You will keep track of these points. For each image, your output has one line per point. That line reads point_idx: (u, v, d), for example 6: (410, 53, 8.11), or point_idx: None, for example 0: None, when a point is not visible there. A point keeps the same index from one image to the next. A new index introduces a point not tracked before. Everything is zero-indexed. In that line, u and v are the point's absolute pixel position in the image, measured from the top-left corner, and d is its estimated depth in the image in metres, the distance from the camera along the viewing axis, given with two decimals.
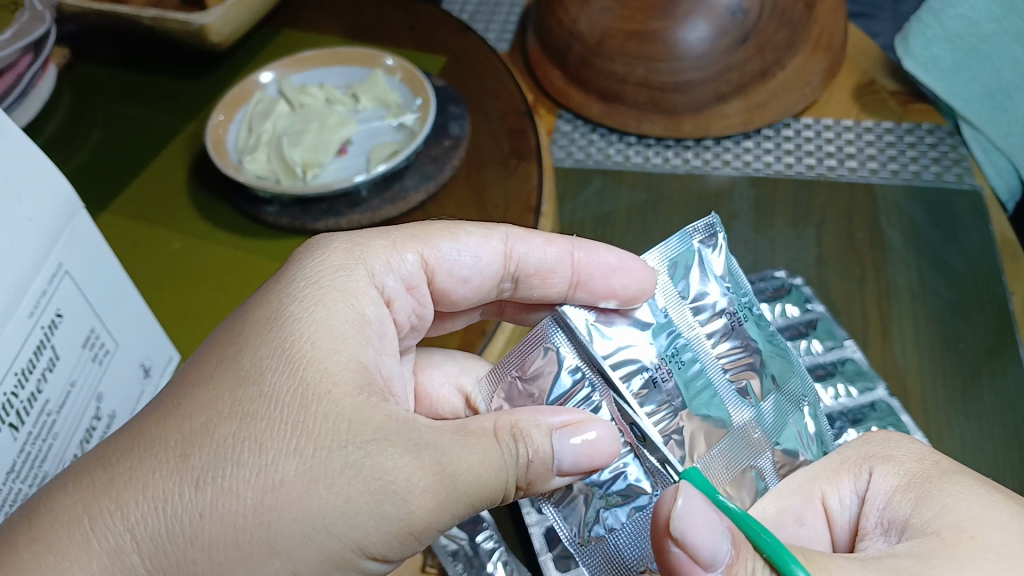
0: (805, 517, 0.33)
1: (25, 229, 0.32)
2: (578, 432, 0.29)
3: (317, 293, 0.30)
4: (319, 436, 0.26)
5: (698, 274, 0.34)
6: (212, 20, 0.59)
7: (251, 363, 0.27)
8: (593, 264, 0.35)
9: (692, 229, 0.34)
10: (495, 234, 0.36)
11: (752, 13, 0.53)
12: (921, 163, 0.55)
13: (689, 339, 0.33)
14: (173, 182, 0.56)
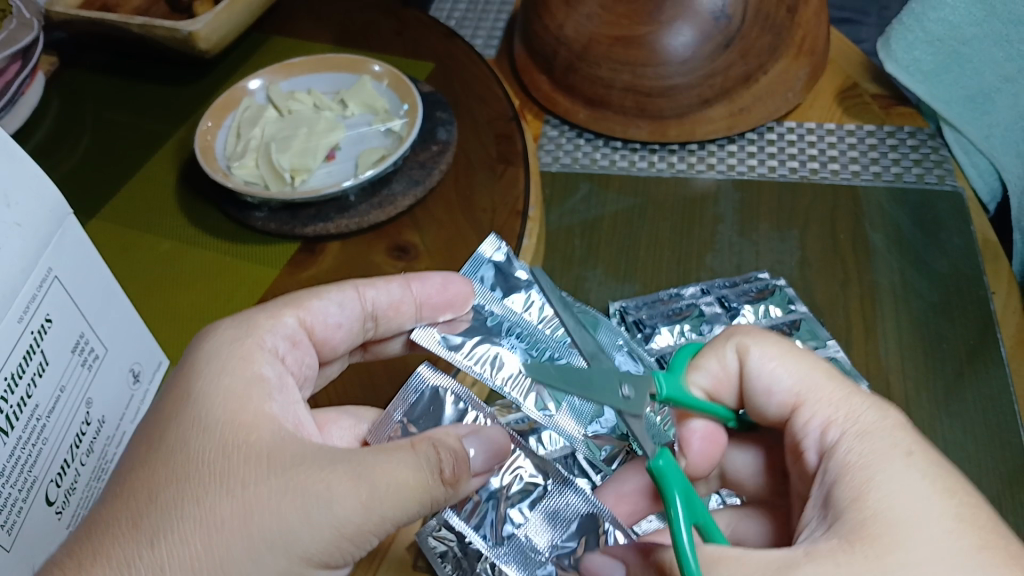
0: (777, 395, 0.32)
1: (14, 234, 0.32)
2: (472, 442, 0.32)
3: (223, 359, 0.32)
4: (242, 472, 0.29)
5: (501, 279, 0.39)
6: (200, 27, 0.60)
7: (187, 419, 0.30)
8: (425, 290, 0.37)
9: (478, 253, 0.39)
10: (353, 291, 0.38)
11: (735, 18, 0.53)
12: (904, 165, 0.56)
13: (506, 315, 0.38)
14: (162, 189, 0.56)
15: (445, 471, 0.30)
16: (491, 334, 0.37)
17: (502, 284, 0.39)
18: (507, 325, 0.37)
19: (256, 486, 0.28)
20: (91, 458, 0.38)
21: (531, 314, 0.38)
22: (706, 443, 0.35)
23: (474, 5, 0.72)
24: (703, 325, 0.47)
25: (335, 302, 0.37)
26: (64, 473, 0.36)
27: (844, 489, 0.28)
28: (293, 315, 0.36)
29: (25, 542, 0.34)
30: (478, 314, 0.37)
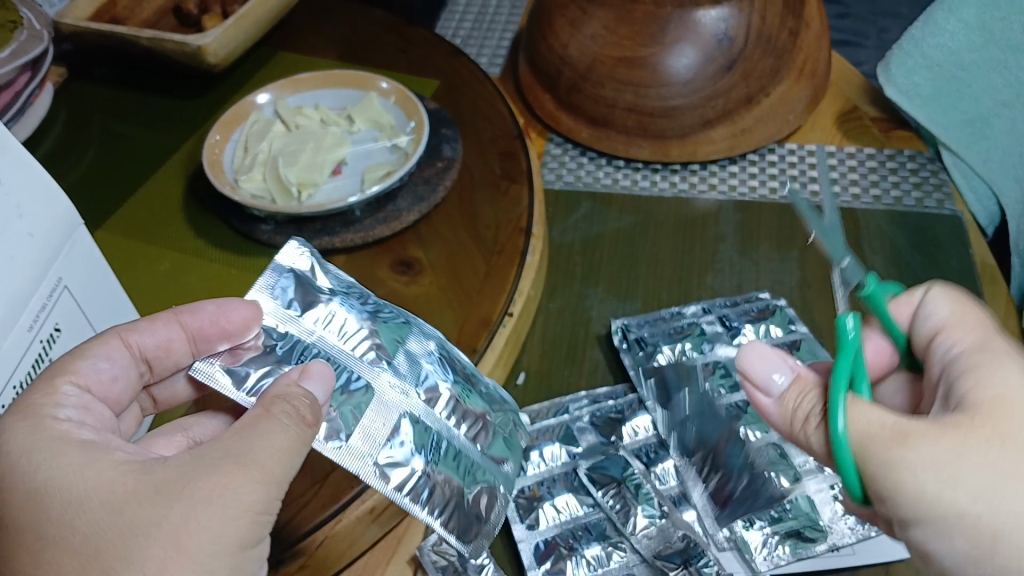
0: (927, 314, 0.31)
1: (26, 245, 0.32)
2: (308, 381, 0.32)
3: (37, 416, 0.30)
4: (167, 476, 0.28)
5: (281, 292, 0.36)
6: (209, 41, 0.60)
7: (51, 479, 0.28)
8: (197, 321, 0.34)
9: (278, 261, 0.37)
10: (164, 317, 0.34)
11: (737, 40, 0.54)
12: (903, 188, 0.57)
13: (368, 336, 0.36)
14: (167, 202, 0.57)
15: (306, 415, 0.30)
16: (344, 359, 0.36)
17: (352, 305, 0.37)
18: (363, 350, 0.36)
19: (182, 491, 0.27)
20: None
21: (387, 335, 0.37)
22: (880, 354, 0.34)
23: (479, 23, 0.73)
24: (704, 344, 0.48)
25: (157, 332, 0.34)
26: None
27: (962, 387, 0.27)
28: (87, 362, 0.33)
29: None
30: (327, 328, 0.36)
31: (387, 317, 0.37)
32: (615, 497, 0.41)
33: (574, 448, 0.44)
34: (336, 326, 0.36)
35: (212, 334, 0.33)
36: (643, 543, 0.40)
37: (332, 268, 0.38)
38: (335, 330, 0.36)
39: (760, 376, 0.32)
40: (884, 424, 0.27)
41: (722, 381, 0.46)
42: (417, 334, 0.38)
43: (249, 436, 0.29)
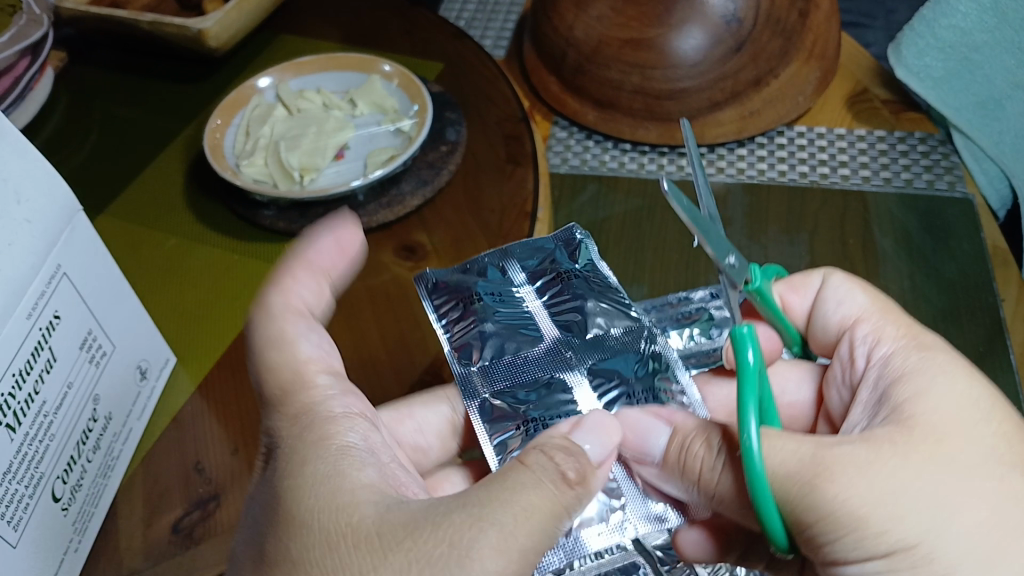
0: (835, 298, 0.36)
1: (22, 230, 0.32)
2: (584, 439, 0.30)
3: (300, 406, 0.30)
4: (393, 528, 0.27)
5: (510, 253, 0.42)
6: (210, 24, 0.60)
7: (313, 473, 0.29)
8: (330, 256, 0.33)
9: (559, 233, 0.43)
10: (325, 237, 0.33)
11: (747, 21, 0.53)
12: (914, 171, 0.56)
13: (576, 301, 0.39)
14: (169, 187, 0.56)
15: (568, 473, 0.28)
16: (553, 308, 0.40)
17: (571, 287, 0.40)
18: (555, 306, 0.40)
19: (405, 546, 0.26)
20: (97, 455, 0.38)
21: (596, 315, 0.39)
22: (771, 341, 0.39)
23: (483, 5, 0.72)
24: (713, 328, 0.47)
25: (325, 251, 0.33)
26: (70, 470, 0.36)
27: (898, 391, 0.30)
28: (291, 302, 0.32)
29: (31, 539, 0.34)
30: (551, 275, 0.41)
31: (625, 313, 0.39)
32: None
33: None
34: (565, 292, 0.40)
35: (346, 266, 0.34)
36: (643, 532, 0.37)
37: (595, 253, 0.42)
38: (553, 295, 0.40)
39: (637, 439, 0.32)
40: (797, 471, 0.27)
41: None
42: (643, 342, 0.38)
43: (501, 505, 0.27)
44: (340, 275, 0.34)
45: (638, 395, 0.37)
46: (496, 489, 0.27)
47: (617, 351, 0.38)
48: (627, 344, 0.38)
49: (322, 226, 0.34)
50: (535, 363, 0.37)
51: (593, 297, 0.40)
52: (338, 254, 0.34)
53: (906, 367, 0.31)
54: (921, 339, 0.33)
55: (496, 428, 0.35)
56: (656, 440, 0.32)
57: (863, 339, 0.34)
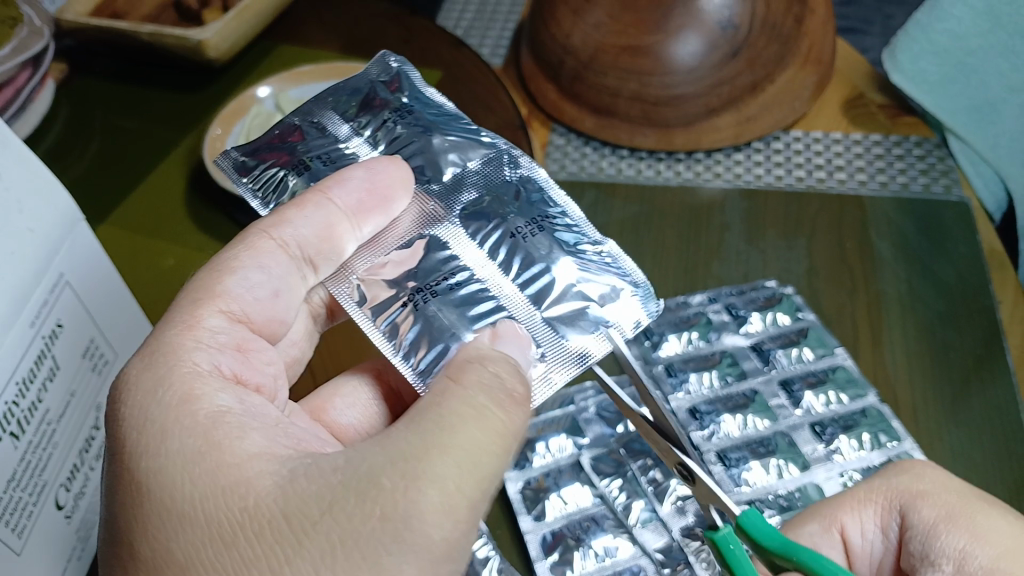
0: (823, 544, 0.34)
1: (26, 240, 0.32)
2: (500, 342, 0.30)
3: (161, 370, 0.28)
4: (303, 503, 0.25)
5: (326, 96, 0.37)
6: (210, 35, 0.60)
7: (175, 456, 0.27)
8: (350, 194, 0.32)
9: (374, 69, 0.38)
10: (313, 198, 0.32)
11: (743, 27, 0.54)
12: (909, 175, 0.56)
13: (418, 139, 0.35)
14: (170, 196, 0.57)
15: (508, 382, 0.28)
16: (394, 151, 0.35)
17: (406, 122, 0.36)
18: (405, 143, 0.35)
19: (325, 526, 0.25)
20: (101, 463, 0.38)
21: (448, 150, 0.35)
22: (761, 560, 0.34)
23: (481, 14, 0.73)
24: (711, 333, 0.48)
25: (309, 214, 0.32)
26: (73, 477, 0.36)
27: (944, 543, 0.31)
28: (232, 279, 0.31)
29: (35, 546, 0.34)
30: (383, 117, 0.36)
31: (474, 138, 0.36)
32: (621, 489, 0.41)
33: (581, 439, 0.43)
34: (405, 133, 0.35)
35: (369, 203, 0.32)
36: (646, 537, 0.39)
37: (414, 76, 0.38)
38: (396, 138, 0.35)
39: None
40: None
41: (728, 370, 0.46)
42: (503, 162, 0.35)
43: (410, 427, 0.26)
44: (310, 249, 0.32)
45: (520, 222, 0.33)
46: (420, 408, 0.27)
47: (483, 180, 0.34)
48: (491, 175, 0.35)
49: (323, 182, 0.33)
50: (403, 228, 0.34)
51: (434, 131, 0.35)
52: (322, 219, 0.32)
53: (936, 515, 0.31)
54: (899, 480, 0.33)
55: (377, 310, 0.32)
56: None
57: (870, 530, 0.34)
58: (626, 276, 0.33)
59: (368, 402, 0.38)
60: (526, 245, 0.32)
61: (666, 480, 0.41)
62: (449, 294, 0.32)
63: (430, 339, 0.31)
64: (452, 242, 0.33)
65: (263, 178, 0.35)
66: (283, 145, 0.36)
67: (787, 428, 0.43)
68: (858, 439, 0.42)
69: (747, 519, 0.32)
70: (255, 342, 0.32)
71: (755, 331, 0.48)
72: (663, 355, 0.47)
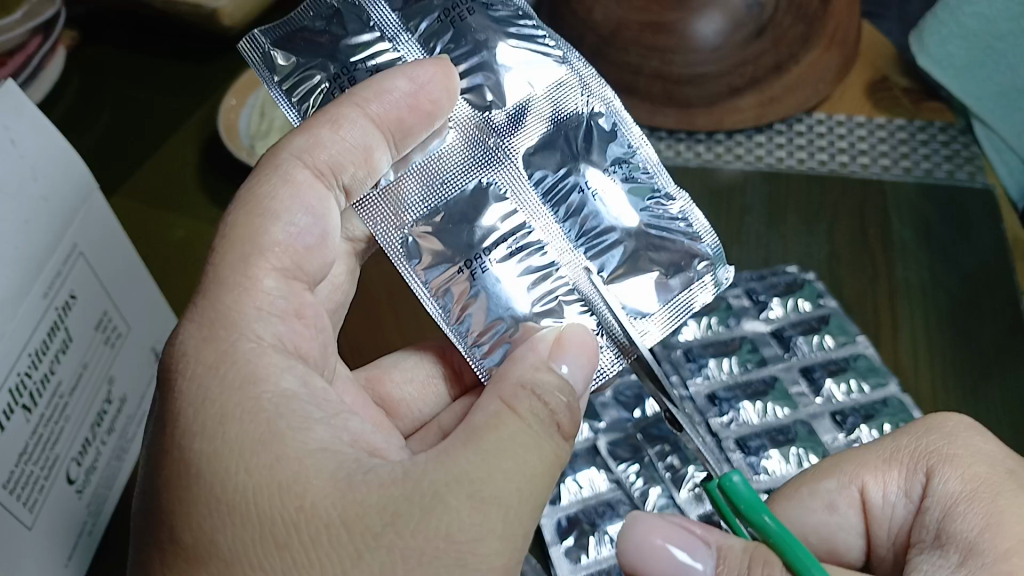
0: (839, 504, 0.32)
1: (39, 209, 0.31)
2: (561, 359, 0.28)
3: (221, 345, 0.26)
4: (366, 514, 0.24)
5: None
6: (225, 3, 0.59)
7: (232, 442, 0.25)
8: (392, 108, 0.30)
9: None
10: (349, 115, 0.30)
11: (767, 7, 0.53)
12: (934, 160, 0.55)
13: (476, 48, 0.32)
14: (182, 168, 0.56)
15: (561, 420, 0.27)
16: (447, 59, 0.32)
17: (465, 23, 0.32)
18: (464, 52, 0.32)
19: (387, 541, 0.23)
20: (113, 437, 0.38)
21: (511, 65, 0.32)
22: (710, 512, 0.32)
23: None
24: (730, 318, 0.47)
25: (349, 134, 0.30)
26: (85, 451, 0.36)
27: (959, 525, 0.28)
28: (276, 226, 0.29)
29: (47, 522, 0.33)
30: (437, 17, 0.33)
31: (544, 50, 0.33)
32: (638, 475, 0.40)
33: (597, 423, 0.43)
34: (464, 37, 0.32)
35: (414, 120, 0.30)
36: None
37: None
38: (452, 44, 0.32)
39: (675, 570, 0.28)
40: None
41: (747, 356, 0.45)
42: (573, 87, 0.33)
43: (474, 444, 0.25)
44: (348, 172, 0.30)
45: (589, 174, 0.32)
46: (479, 424, 0.25)
47: (550, 110, 0.32)
48: (559, 104, 0.32)
49: (360, 92, 0.30)
50: (460, 168, 0.32)
51: (498, 37, 0.32)
52: (361, 142, 0.30)
53: (961, 489, 0.29)
54: (935, 439, 0.31)
55: (433, 271, 0.31)
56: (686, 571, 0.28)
57: (895, 493, 0.31)
58: (692, 238, 0.33)
59: (428, 377, 0.38)
60: (595, 202, 0.32)
61: (684, 467, 0.40)
62: (509, 258, 0.32)
63: (489, 315, 0.31)
64: (512, 195, 0.32)
65: (297, 87, 0.33)
66: (319, 46, 0.32)
67: (807, 415, 0.43)
68: (879, 427, 0.41)
69: (732, 485, 0.29)
70: (312, 302, 0.29)
71: (777, 317, 0.47)
72: (682, 340, 0.46)
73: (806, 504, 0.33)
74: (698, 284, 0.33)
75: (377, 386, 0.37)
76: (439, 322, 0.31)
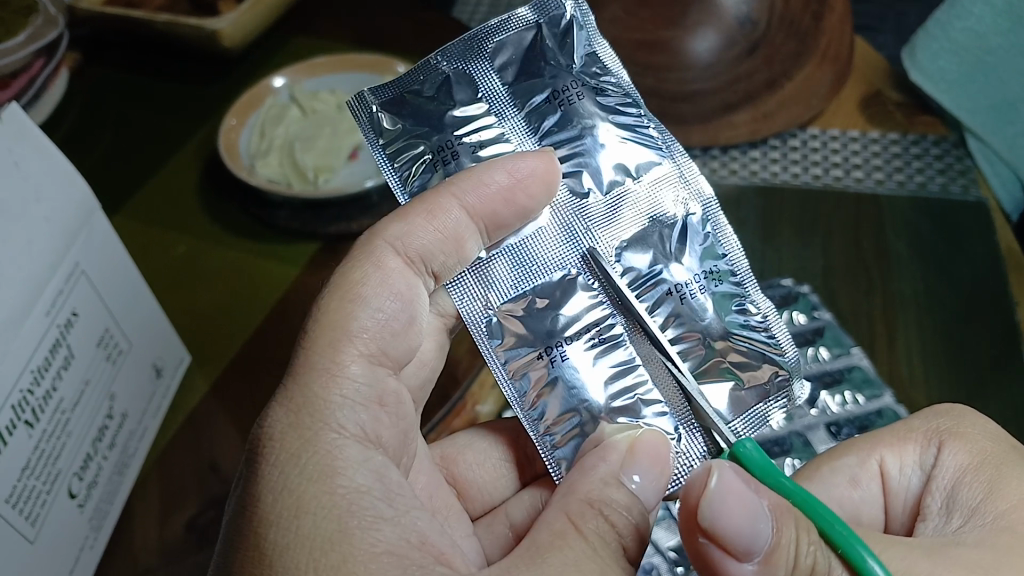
0: (861, 479, 0.33)
1: (44, 228, 0.32)
2: (633, 470, 0.29)
3: (306, 432, 0.27)
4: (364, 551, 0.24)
5: (482, 43, 0.35)
6: (225, 25, 0.60)
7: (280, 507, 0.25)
8: (483, 200, 0.31)
9: (537, 7, 0.35)
10: (444, 204, 0.31)
11: (760, 22, 0.56)
12: (927, 174, 0.55)
13: (577, 129, 0.34)
14: (184, 188, 0.57)
15: (627, 545, 0.27)
16: (550, 140, 0.34)
17: (564, 103, 0.34)
18: (571, 135, 0.34)
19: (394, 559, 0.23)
20: (114, 453, 0.38)
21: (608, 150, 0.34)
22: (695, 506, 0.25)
23: (494, 9, 0.73)
24: None
25: (441, 223, 0.31)
26: (86, 467, 0.36)
27: (966, 496, 0.29)
28: (364, 313, 0.30)
29: (49, 537, 0.34)
30: (545, 98, 0.35)
31: (649, 142, 0.35)
32: None
33: None
34: (568, 119, 0.34)
35: (505, 211, 0.31)
36: (660, 535, 0.39)
37: (595, 39, 0.35)
38: (557, 126, 0.34)
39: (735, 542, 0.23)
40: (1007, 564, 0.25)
41: None
42: (674, 182, 0.34)
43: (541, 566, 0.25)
44: (437, 260, 0.32)
45: (678, 274, 0.33)
46: (545, 544, 0.26)
47: (647, 204, 0.34)
48: (655, 198, 0.34)
49: (458, 183, 0.32)
50: (553, 254, 0.33)
51: (603, 123, 0.34)
52: (452, 231, 0.31)
53: (966, 464, 0.30)
54: (944, 420, 0.32)
55: (512, 353, 0.32)
56: (762, 529, 0.23)
57: (912, 468, 0.32)
58: (776, 349, 0.33)
59: (497, 463, 0.39)
60: (684, 302, 0.33)
61: None
62: (589, 349, 0.32)
63: (562, 407, 0.32)
64: (600, 286, 0.33)
65: (402, 152, 0.34)
66: (427, 115, 0.34)
67: (803, 428, 0.43)
68: None
69: (744, 450, 0.28)
70: (392, 388, 0.30)
71: None
72: None
73: (827, 480, 0.33)
74: (775, 400, 0.33)
75: (450, 465, 0.38)
76: (515, 408, 0.32)
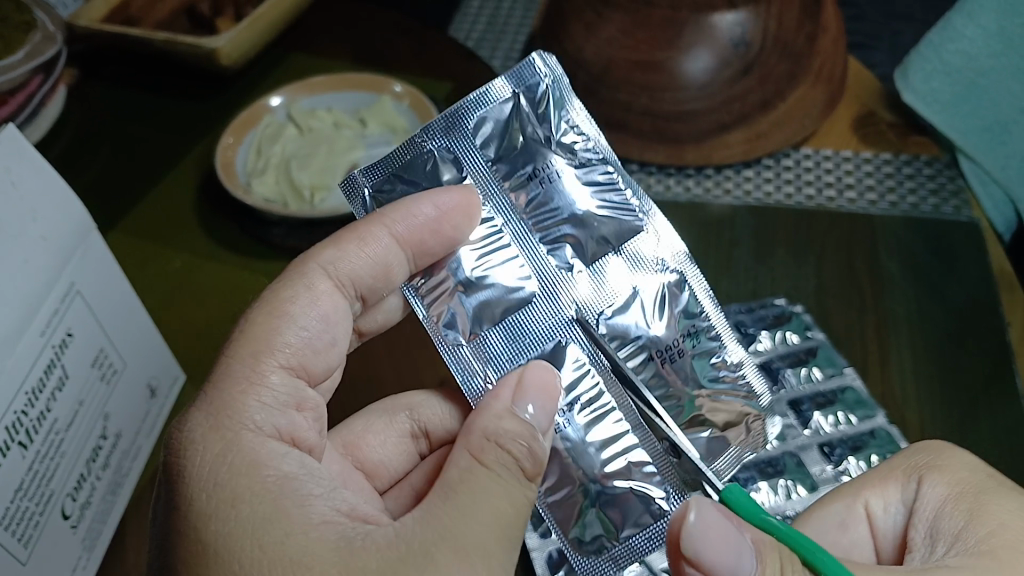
0: (849, 523, 0.33)
1: (39, 249, 0.32)
2: (524, 401, 0.30)
3: (225, 433, 0.28)
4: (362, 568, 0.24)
5: (461, 120, 0.35)
6: (223, 43, 0.60)
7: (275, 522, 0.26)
8: (409, 230, 0.33)
9: (511, 80, 0.35)
10: (376, 231, 0.34)
11: (753, 44, 0.54)
12: (919, 194, 0.56)
13: (559, 205, 0.35)
14: (181, 203, 0.57)
15: (524, 463, 0.28)
16: (533, 217, 0.35)
17: (545, 180, 0.35)
18: (551, 207, 0.35)
19: None
20: (108, 472, 0.38)
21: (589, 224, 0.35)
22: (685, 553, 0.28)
23: (492, 26, 0.73)
24: None
25: (372, 251, 0.34)
26: (80, 487, 0.36)
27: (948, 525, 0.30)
28: (290, 330, 0.32)
29: (43, 557, 0.34)
30: (526, 173, 0.35)
31: (623, 209, 0.35)
32: None
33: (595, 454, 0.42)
34: (551, 195, 0.35)
35: (431, 240, 0.33)
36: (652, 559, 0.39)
37: (569, 106, 0.35)
38: (539, 202, 0.35)
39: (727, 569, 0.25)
40: None
41: None
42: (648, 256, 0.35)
43: (450, 502, 0.27)
44: (366, 283, 0.34)
45: (659, 338, 0.34)
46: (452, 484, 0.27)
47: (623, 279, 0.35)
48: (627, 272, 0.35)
49: (388, 214, 0.33)
50: (543, 325, 0.34)
51: (583, 195, 0.35)
52: (379, 258, 0.34)
53: (944, 495, 0.31)
54: (923, 456, 0.33)
55: None
56: (742, 564, 0.26)
57: (896, 506, 0.33)
58: (749, 396, 0.35)
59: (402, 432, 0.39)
60: (667, 364, 0.34)
61: None
62: (584, 416, 0.34)
63: (572, 489, 0.33)
64: (589, 355, 0.34)
65: None
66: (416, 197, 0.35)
67: (796, 448, 0.43)
68: (867, 459, 0.42)
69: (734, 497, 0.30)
70: (310, 395, 0.32)
71: (765, 349, 0.48)
72: None
73: (823, 516, 0.34)
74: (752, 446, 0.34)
75: (354, 450, 0.39)
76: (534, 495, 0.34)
